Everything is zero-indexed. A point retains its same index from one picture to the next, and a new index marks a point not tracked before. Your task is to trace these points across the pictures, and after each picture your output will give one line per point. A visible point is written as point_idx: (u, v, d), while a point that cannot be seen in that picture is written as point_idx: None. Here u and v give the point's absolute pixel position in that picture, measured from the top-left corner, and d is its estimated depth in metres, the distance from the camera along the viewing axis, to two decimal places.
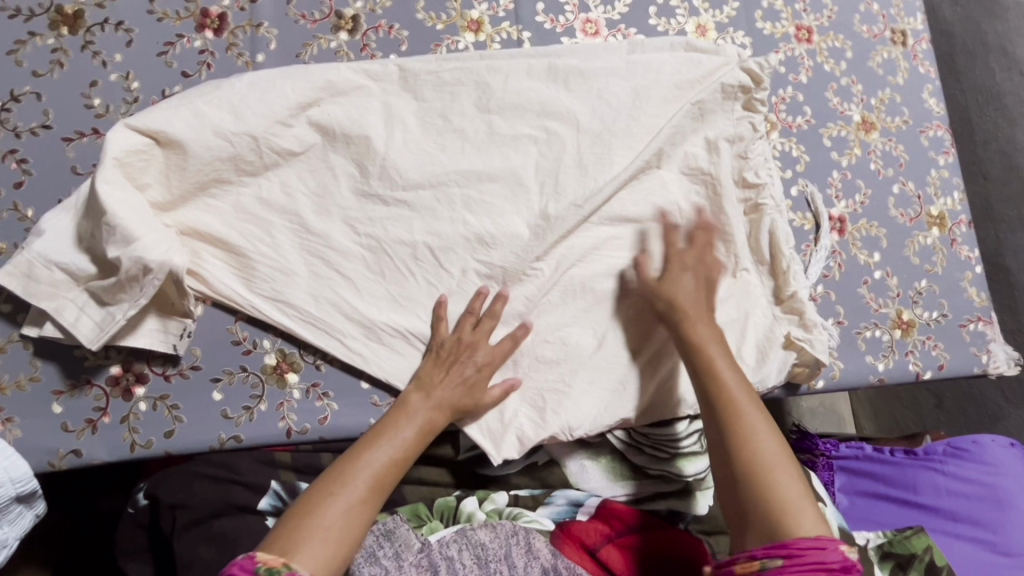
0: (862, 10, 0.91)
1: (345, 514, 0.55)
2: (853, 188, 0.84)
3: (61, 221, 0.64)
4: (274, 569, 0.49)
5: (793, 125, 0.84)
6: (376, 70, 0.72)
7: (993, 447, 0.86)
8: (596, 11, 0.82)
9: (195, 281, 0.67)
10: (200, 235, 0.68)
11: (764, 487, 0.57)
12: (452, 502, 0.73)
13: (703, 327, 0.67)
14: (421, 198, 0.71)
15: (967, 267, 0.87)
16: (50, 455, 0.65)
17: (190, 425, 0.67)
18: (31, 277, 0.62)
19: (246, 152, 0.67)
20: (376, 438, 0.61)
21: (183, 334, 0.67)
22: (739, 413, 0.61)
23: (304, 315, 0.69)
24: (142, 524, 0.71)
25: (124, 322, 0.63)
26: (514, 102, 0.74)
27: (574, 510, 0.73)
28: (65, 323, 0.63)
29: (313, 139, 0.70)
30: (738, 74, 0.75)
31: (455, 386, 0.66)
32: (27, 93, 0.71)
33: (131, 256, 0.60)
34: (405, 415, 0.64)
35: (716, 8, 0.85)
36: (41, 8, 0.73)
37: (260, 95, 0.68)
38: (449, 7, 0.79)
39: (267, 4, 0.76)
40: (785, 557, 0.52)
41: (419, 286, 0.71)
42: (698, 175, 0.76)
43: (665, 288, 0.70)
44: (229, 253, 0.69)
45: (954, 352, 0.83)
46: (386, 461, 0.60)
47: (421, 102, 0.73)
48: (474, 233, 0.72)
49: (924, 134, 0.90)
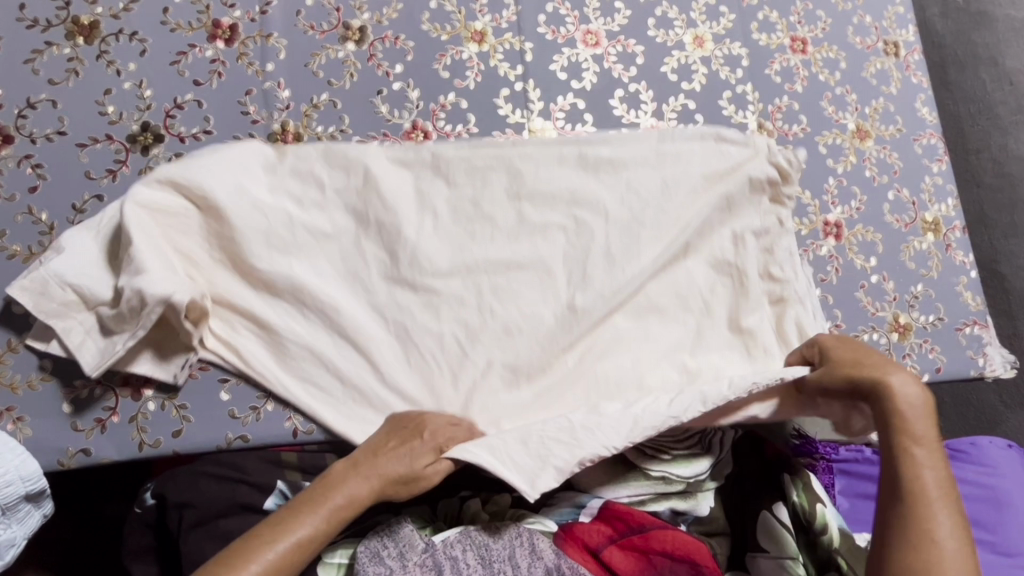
0: (854, 23, 0.93)
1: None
2: (848, 195, 0.86)
3: (86, 242, 0.67)
4: None
5: (788, 134, 0.86)
6: (408, 159, 0.75)
7: (992, 449, 0.87)
8: (597, 23, 0.85)
9: (219, 346, 0.69)
10: (232, 305, 0.70)
11: None
12: (456, 505, 0.75)
13: (902, 390, 0.61)
14: (452, 287, 0.73)
15: (962, 272, 0.88)
16: (59, 455, 0.66)
17: (198, 423, 0.68)
18: (44, 294, 0.64)
19: (280, 228, 0.71)
20: (309, 505, 0.59)
21: (183, 365, 0.67)
22: (927, 518, 0.56)
23: (332, 399, 0.70)
24: (149, 524, 0.71)
25: (124, 352, 0.64)
26: (546, 194, 0.76)
27: (577, 511, 0.75)
28: (69, 346, 0.65)
29: (348, 223, 0.73)
30: (766, 167, 0.78)
31: (394, 462, 0.63)
32: (43, 100, 0.73)
33: (132, 288, 0.63)
34: (329, 489, 0.60)
35: (713, 19, 0.88)
36: (58, 19, 0.75)
37: (300, 178, 0.73)
38: (453, 19, 0.82)
39: (277, 15, 0.79)
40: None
41: (446, 379, 0.72)
42: (718, 258, 0.78)
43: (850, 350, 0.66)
44: (263, 329, 0.70)
45: (950, 355, 0.84)
46: (287, 549, 0.56)
47: (452, 188, 0.75)
48: (503, 324, 0.73)
49: (917, 142, 0.91)
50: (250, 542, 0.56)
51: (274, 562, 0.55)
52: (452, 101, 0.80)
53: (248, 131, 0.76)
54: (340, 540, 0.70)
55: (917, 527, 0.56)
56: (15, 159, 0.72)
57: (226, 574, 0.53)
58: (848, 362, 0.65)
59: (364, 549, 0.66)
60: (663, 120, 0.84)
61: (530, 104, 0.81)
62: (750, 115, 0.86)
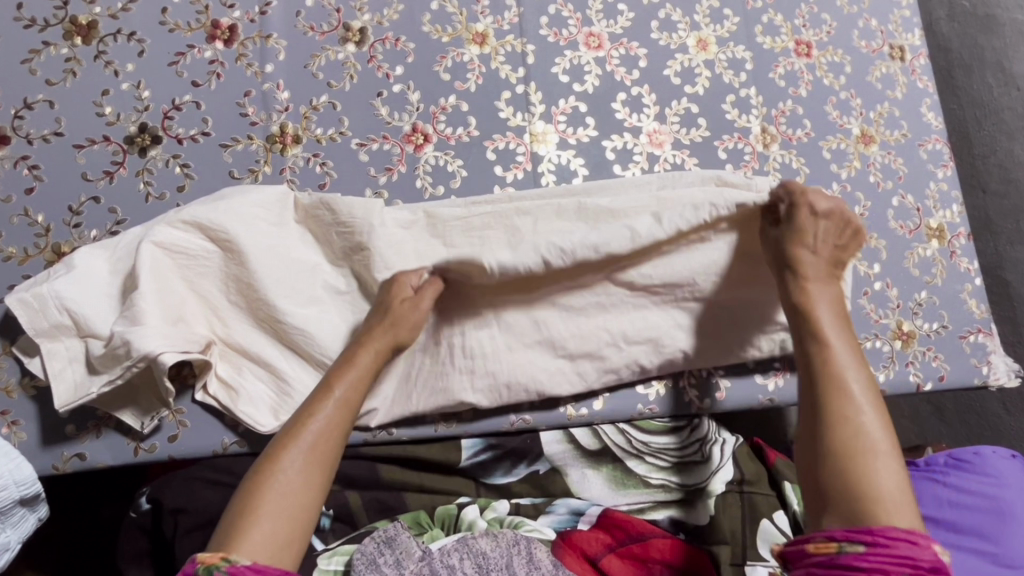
0: (860, 26, 0.92)
1: (283, 485, 0.53)
2: (852, 200, 0.85)
3: (98, 263, 0.67)
4: (212, 566, 0.47)
5: (793, 138, 0.85)
6: (405, 219, 0.73)
7: (994, 458, 0.82)
8: (599, 25, 0.84)
9: (221, 391, 0.67)
10: (240, 349, 0.69)
11: (857, 467, 0.52)
12: (453, 510, 0.74)
13: (820, 282, 0.64)
14: (453, 351, 0.70)
15: (967, 279, 0.87)
16: (54, 459, 0.66)
17: (195, 430, 0.68)
18: (40, 313, 0.63)
19: (275, 269, 0.69)
20: (322, 394, 0.60)
21: (155, 417, 0.66)
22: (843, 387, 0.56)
23: None
24: (145, 528, 0.71)
25: (98, 395, 0.63)
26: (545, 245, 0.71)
27: (575, 519, 0.74)
28: (50, 371, 0.64)
29: (349, 283, 0.71)
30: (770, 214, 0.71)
31: (385, 331, 0.66)
32: (40, 101, 0.73)
33: (121, 336, 0.62)
34: (341, 377, 0.62)
35: (716, 22, 0.87)
36: (55, 19, 0.74)
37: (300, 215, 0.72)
38: (454, 20, 0.81)
39: (276, 16, 0.78)
40: (869, 544, 0.48)
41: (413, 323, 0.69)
42: (727, 329, 0.73)
43: (806, 220, 0.66)
44: (271, 375, 0.69)
45: (954, 363, 0.83)
46: (323, 426, 0.57)
47: (451, 249, 0.73)
48: (504, 381, 0.70)
49: (922, 147, 0.91)
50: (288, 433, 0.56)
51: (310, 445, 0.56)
52: (452, 103, 0.79)
53: (247, 133, 0.75)
54: (335, 547, 0.70)
55: (838, 402, 0.56)
56: (12, 160, 0.71)
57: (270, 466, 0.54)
58: (803, 242, 0.65)
59: (361, 556, 0.66)
60: (666, 123, 0.83)
61: (531, 107, 0.81)
62: (753, 119, 0.85)
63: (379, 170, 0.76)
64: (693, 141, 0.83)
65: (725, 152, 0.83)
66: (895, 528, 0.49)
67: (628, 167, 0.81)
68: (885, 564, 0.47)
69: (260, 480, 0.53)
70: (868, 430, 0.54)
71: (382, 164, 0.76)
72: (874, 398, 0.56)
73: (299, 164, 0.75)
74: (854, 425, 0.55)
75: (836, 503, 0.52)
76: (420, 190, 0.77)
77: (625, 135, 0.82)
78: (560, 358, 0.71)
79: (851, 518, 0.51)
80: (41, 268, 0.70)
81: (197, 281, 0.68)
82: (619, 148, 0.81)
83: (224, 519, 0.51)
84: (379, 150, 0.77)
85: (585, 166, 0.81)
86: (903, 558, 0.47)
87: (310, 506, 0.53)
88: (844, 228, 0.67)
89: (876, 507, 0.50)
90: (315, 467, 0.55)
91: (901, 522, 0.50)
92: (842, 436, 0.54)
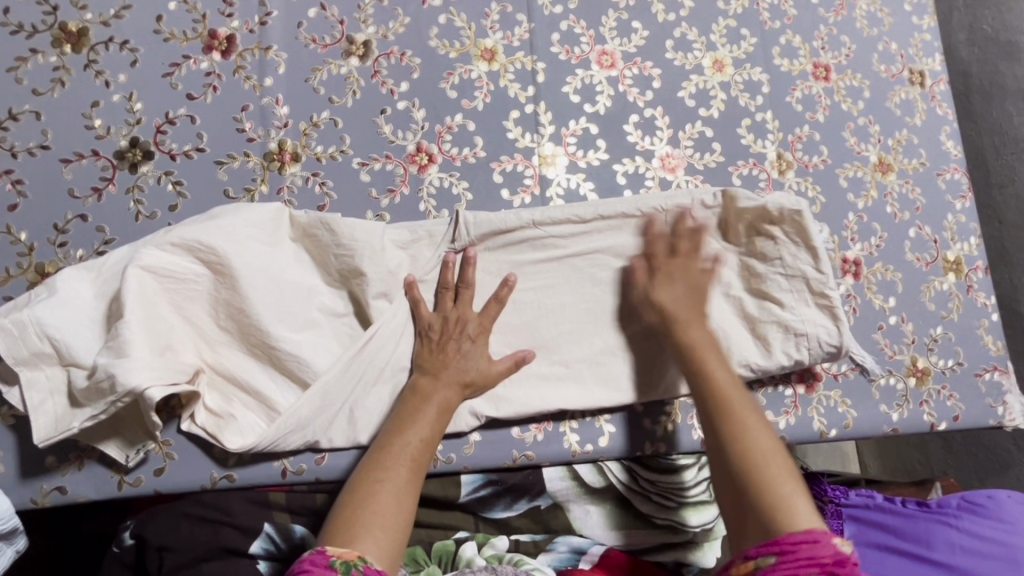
0: (880, 50, 0.90)
1: (394, 493, 0.55)
2: (868, 231, 0.83)
3: (82, 287, 0.64)
4: (350, 561, 0.49)
5: (808, 165, 0.83)
6: (406, 239, 0.70)
7: (1009, 504, 0.80)
8: (612, 43, 0.81)
9: (208, 421, 0.64)
10: (229, 377, 0.66)
11: (760, 475, 0.53)
12: (451, 546, 0.71)
13: (697, 326, 0.65)
14: None
15: (983, 314, 0.85)
16: (33, 492, 0.63)
17: (182, 463, 0.64)
18: (19, 340, 0.60)
19: (269, 294, 0.65)
20: (410, 417, 0.61)
21: (139, 450, 0.63)
22: (733, 415, 0.58)
23: (326, 473, 0.67)
24: (128, 565, 0.68)
25: (79, 429, 0.60)
26: (551, 270, 0.71)
27: (576, 557, 0.72)
28: (28, 403, 0.60)
29: (347, 308, 0.69)
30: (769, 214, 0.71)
31: (463, 366, 0.66)
32: (27, 112, 0.69)
33: (106, 369, 0.59)
34: (422, 397, 0.63)
35: (734, 42, 0.84)
36: (44, 25, 0.71)
37: (298, 237, 0.69)
38: (462, 35, 0.78)
39: (277, 27, 0.75)
40: (778, 554, 0.48)
41: (393, 336, 0.67)
42: (737, 365, 0.71)
43: (671, 285, 0.67)
44: (263, 404, 0.66)
45: (969, 403, 0.81)
46: (421, 445, 0.60)
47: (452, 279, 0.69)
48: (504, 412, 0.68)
49: (941, 176, 0.88)
50: (387, 449, 0.59)
51: (410, 458, 0.58)
52: (459, 122, 0.76)
53: (244, 150, 0.72)
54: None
55: (728, 428, 0.57)
56: None
57: (378, 473, 0.57)
58: (660, 302, 0.66)
59: None
60: (679, 147, 0.80)
61: (540, 128, 0.78)
62: (769, 144, 0.82)
63: (381, 191, 0.73)
64: (706, 167, 0.80)
65: (739, 178, 0.80)
66: (796, 532, 0.49)
67: (638, 192, 0.78)
68: (795, 572, 0.47)
69: (371, 487, 0.55)
70: (759, 443, 0.56)
71: (384, 185, 0.73)
72: (759, 417, 0.58)
73: (297, 183, 0.72)
74: (745, 441, 0.56)
75: (747, 519, 0.52)
76: (423, 214, 0.73)
77: (637, 159, 0.79)
78: (563, 376, 0.70)
79: (763, 532, 0.51)
80: (23, 289, 0.67)
81: (186, 305, 0.65)
82: (630, 172, 0.78)
83: (335, 523, 0.53)
84: (381, 170, 0.73)
85: (595, 190, 0.78)
86: (806, 560, 0.47)
87: (413, 517, 0.56)
88: (681, 265, 0.68)
89: (781, 513, 0.51)
90: (414, 479, 0.58)
91: (800, 525, 0.50)
92: (738, 453, 0.55)
